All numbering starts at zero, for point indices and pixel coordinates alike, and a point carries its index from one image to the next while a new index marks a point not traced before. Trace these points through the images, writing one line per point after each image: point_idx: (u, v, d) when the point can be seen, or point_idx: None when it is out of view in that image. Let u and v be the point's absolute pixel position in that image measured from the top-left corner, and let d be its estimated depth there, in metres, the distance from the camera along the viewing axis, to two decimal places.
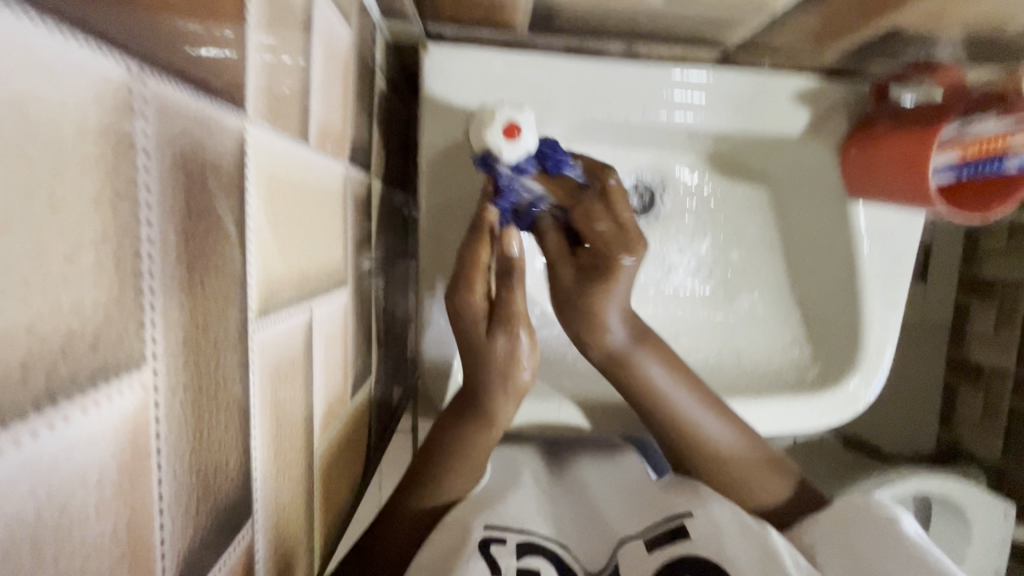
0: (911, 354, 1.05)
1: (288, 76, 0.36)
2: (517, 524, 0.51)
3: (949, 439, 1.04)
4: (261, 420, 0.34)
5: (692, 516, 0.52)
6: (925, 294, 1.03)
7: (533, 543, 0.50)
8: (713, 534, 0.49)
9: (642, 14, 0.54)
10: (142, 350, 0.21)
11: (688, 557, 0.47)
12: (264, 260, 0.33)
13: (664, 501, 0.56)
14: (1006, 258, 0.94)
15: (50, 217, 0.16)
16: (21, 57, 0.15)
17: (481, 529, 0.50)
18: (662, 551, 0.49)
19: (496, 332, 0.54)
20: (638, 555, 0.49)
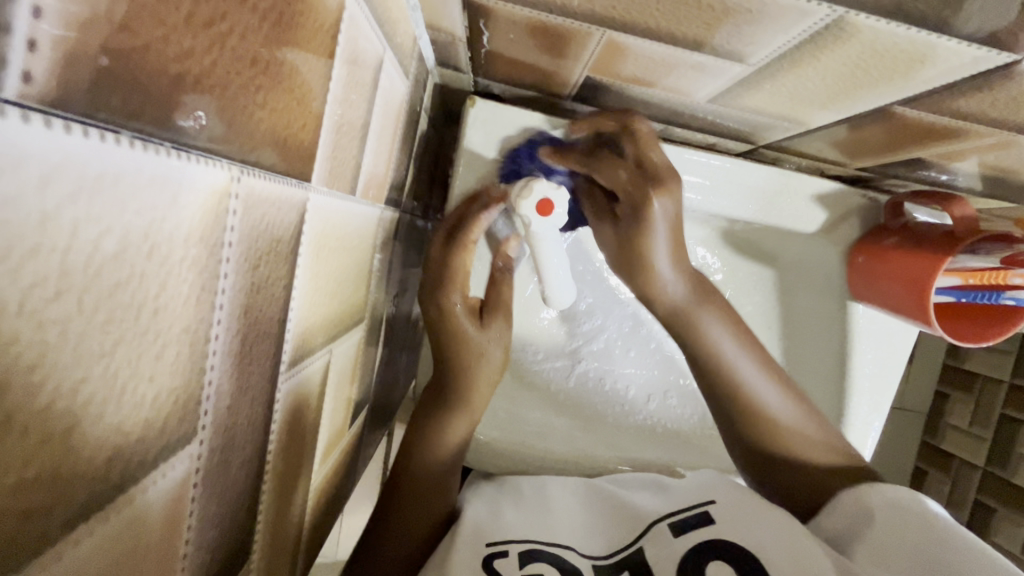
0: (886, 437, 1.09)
1: (349, 138, 0.38)
2: (518, 534, 0.50)
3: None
4: (273, 462, 0.35)
5: (712, 505, 0.52)
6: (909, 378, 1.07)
7: (538, 549, 0.49)
8: (739, 518, 0.50)
9: (684, 106, 0.56)
10: (197, 423, 0.23)
11: (714, 540, 0.48)
12: (302, 313, 0.35)
13: (688, 492, 0.56)
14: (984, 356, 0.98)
15: (150, 326, 0.18)
16: (154, 190, 0.17)
17: (484, 547, 0.49)
18: (688, 534, 0.49)
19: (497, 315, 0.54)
20: (664, 539, 0.49)
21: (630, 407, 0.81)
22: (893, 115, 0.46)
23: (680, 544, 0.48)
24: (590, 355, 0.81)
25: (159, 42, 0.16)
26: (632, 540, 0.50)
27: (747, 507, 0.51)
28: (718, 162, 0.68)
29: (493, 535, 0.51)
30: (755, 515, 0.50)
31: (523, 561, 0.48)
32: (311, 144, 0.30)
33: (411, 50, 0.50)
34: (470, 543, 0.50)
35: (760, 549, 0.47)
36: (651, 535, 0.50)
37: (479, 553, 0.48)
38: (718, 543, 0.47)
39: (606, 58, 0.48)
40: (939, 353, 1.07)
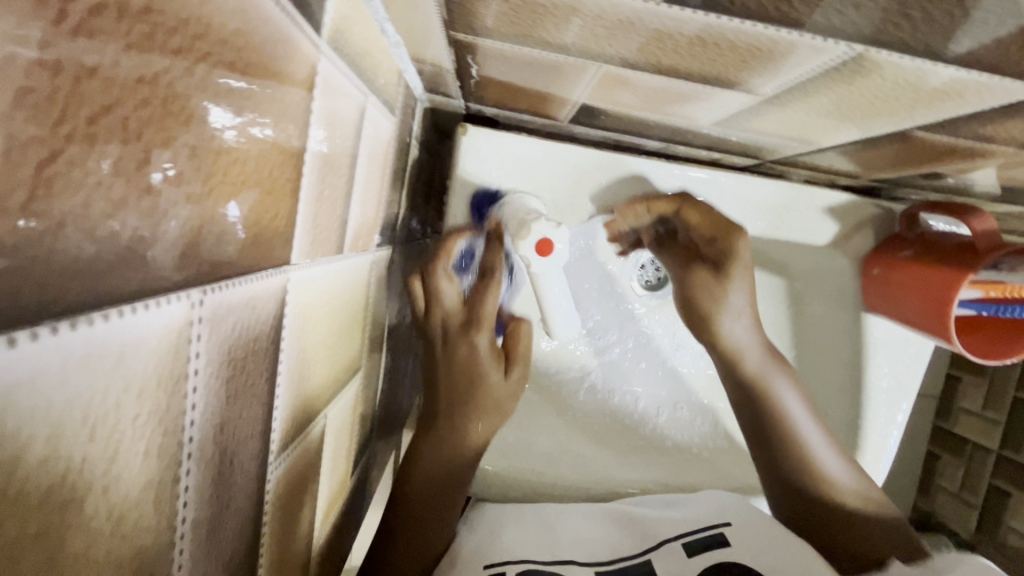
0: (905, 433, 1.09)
1: (331, 201, 0.35)
2: (516, 556, 0.51)
3: (927, 508, 1.07)
4: (268, 552, 0.33)
5: (727, 527, 0.52)
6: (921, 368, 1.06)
7: (539, 570, 0.49)
8: (756, 540, 0.50)
9: (686, 129, 0.53)
10: (169, 570, 0.21)
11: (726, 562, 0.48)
12: (290, 395, 0.33)
13: (701, 517, 0.56)
14: None
15: (102, 507, 0.16)
16: (94, 366, 0.15)
17: (485, 573, 0.49)
18: (703, 554, 0.49)
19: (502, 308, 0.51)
20: (678, 559, 0.49)
21: (641, 422, 0.78)
22: (911, 137, 0.44)
23: (694, 563, 0.48)
24: (596, 372, 0.78)
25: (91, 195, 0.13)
26: (639, 553, 0.52)
27: (764, 528, 0.51)
28: (724, 179, 0.65)
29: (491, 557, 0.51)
30: (770, 538, 0.50)
31: None
32: (287, 226, 0.27)
33: (396, 86, 0.48)
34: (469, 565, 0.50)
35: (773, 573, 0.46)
36: (660, 553, 0.51)
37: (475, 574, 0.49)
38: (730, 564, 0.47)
39: (604, 87, 0.45)
40: None
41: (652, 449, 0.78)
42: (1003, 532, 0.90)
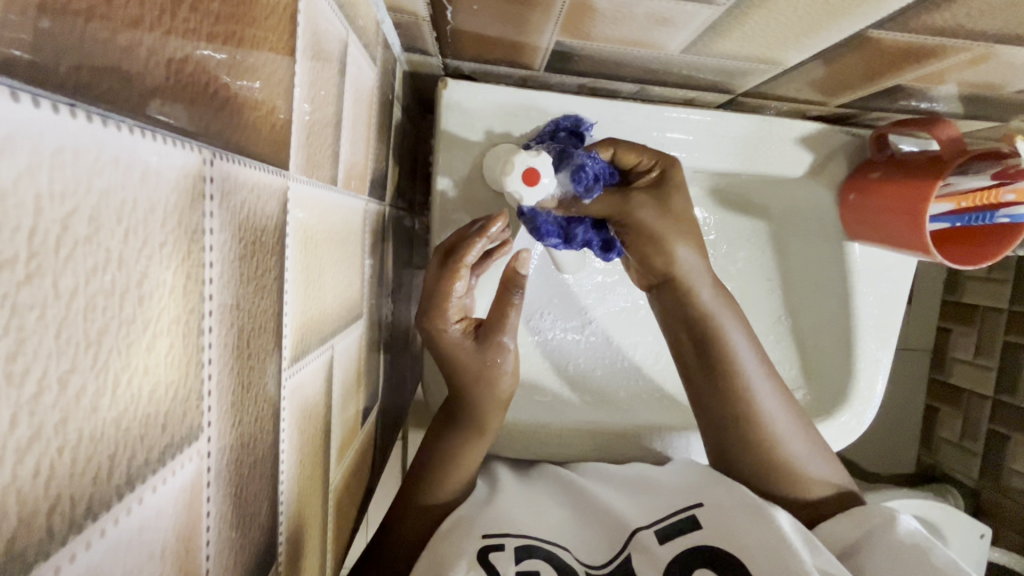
0: (896, 378, 1.13)
1: (323, 125, 0.37)
2: (513, 528, 0.52)
3: (929, 460, 1.13)
4: (289, 461, 0.34)
5: (699, 507, 0.54)
6: (909, 318, 1.11)
7: (532, 546, 0.51)
8: (725, 524, 0.52)
9: (657, 62, 0.56)
10: (200, 421, 0.22)
11: (698, 548, 0.51)
12: (298, 307, 0.34)
13: (672, 492, 0.58)
14: (983, 284, 1.02)
15: (137, 315, 0.17)
16: (121, 170, 0.16)
17: (480, 539, 0.50)
18: (674, 541, 0.51)
19: (485, 341, 0.54)
20: (651, 545, 0.51)
21: (639, 373, 0.78)
22: (869, 40, 0.46)
23: (665, 551, 0.50)
24: (596, 325, 0.78)
25: (95, 7, 0.15)
26: (614, 552, 0.52)
27: (732, 510, 0.53)
28: (700, 117, 0.67)
29: (489, 527, 0.52)
30: (740, 515, 0.52)
31: (518, 556, 0.49)
32: (282, 125, 0.29)
33: (375, 35, 0.49)
34: (468, 532, 0.51)
35: (748, 558, 0.49)
36: (636, 548, 0.52)
37: (473, 543, 0.50)
38: (704, 550, 0.50)
39: (574, 18, 0.47)
40: (938, 287, 1.10)
41: (656, 400, 0.76)
42: (1006, 476, 0.98)
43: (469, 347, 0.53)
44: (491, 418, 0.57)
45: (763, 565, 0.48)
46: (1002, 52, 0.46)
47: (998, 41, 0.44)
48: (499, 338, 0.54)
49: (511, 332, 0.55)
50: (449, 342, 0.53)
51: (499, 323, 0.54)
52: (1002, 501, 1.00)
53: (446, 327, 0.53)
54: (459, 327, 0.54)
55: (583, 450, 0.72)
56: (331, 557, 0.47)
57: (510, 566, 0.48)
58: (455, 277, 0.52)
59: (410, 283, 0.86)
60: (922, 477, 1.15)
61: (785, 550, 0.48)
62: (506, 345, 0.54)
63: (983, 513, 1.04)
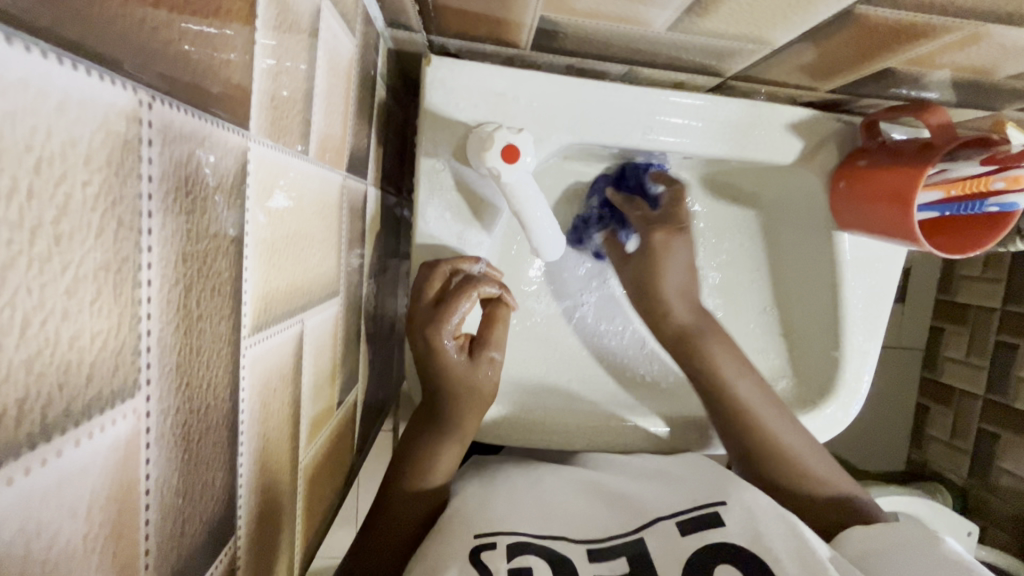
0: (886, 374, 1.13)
1: (291, 89, 0.36)
2: (506, 527, 0.54)
3: (919, 458, 1.14)
4: (250, 436, 0.33)
5: (722, 505, 0.57)
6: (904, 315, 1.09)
7: (525, 543, 0.52)
8: (748, 522, 0.54)
9: (645, 40, 0.54)
10: (137, 377, 0.21)
11: (719, 544, 0.52)
12: (260, 276, 0.33)
13: (697, 491, 0.60)
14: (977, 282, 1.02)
15: (53, 255, 0.16)
16: (32, 96, 0.15)
17: (472, 540, 0.52)
18: (696, 536, 0.53)
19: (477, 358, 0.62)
20: (672, 538, 0.54)
21: (632, 354, 0.82)
22: (859, 19, 0.45)
23: (687, 543, 0.53)
24: None
25: None
26: (630, 532, 0.55)
27: (757, 510, 0.55)
28: (689, 101, 0.66)
29: (481, 527, 0.54)
30: (765, 519, 0.54)
31: (512, 553, 0.51)
32: (239, 78, 0.28)
33: (354, 6, 0.48)
34: (460, 533, 0.53)
35: (771, 559, 0.51)
36: (655, 536, 0.54)
37: (464, 545, 0.52)
38: (724, 547, 0.52)
39: None
40: (932, 284, 1.10)
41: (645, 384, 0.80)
42: (994, 474, 1.00)
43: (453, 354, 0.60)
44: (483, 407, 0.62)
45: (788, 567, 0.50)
46: (994, 33, 0.45)
47: (989, 20, 0.43)
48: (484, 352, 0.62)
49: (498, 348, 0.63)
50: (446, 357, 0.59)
51: (439, 332, 0.59)
52: (990, 500, 1.02)
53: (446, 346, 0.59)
54: (456, 345, 0.60)
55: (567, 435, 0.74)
56: (302, 541, 0.47)
57: (502, 563, 0.50)
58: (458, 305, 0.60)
59: (397, 268, 0.85)
60: (912, 475, 1.15)
61: (809, 553, 0.51)
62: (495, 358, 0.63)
63: (970, 510, 1.05)
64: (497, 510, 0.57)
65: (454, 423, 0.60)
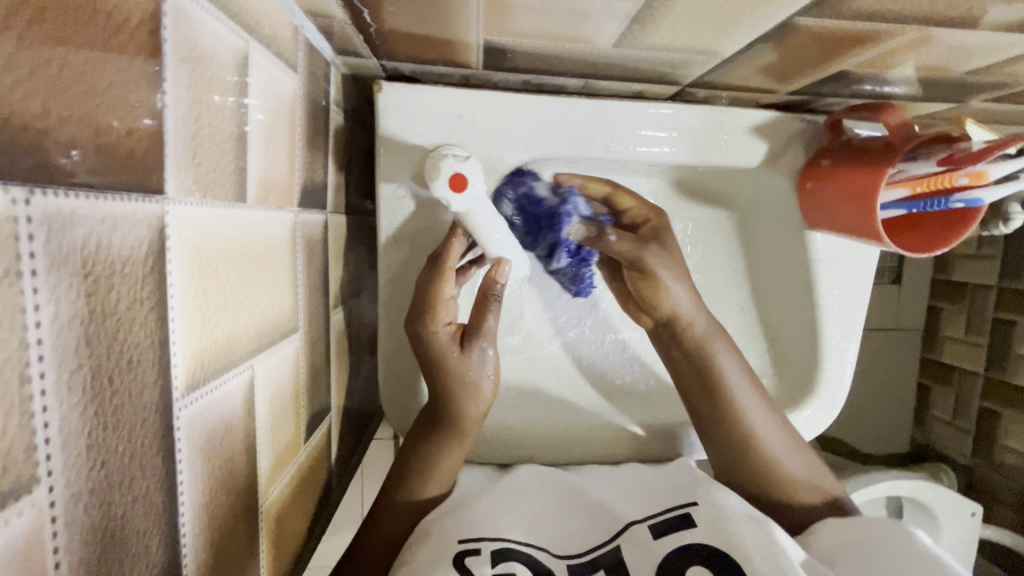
0: (883, 360, 1.12)
1: (217, 142, 0.35)
2: (489, 532, 0.53)
3: (922, 439, 1.13)
4: (191, 495, 0.33)
5: (694, 506, 0.56)
6: (899, 296, 1.09)
7: (507, 549, 0.52)
8: (717, 522, 0.54)
9: (592, 57, 0.54)
10: (35, 471, 0.21)
11: (692, 546, 0.52)
12: (194, 334, 0.33)
13: (669, 497, 0.60)
14: (974, 263, 1.02)
15: None
16: None
17: (456, 544, 0.51)
18: (669, 539, 0.53)
19: (470, 347, 0.59)
20: (644, 542, 0.54)
21: (626, 364, 0.79)
22: (797, 28, 0.45)
23: (659, 545, 0.53)
24: (571, 322, 0.78)
25: None
26: (606, 540, 0.55)
27: (729, 509, 0.55)
28: (648, 110, 0.65)
29: (466, 532, 0.53)
30: (737, 516, 0.54)
31: (494, 560, 0.50)
32: (148, 147, 0.28)
33: (294, 42, 0.48)
34: (445, 539, 0.52)
35: (742, 558, 0.50)
36: (630, 543, 0.54)
37: (450, 549, 0.51)
38: (697, 548, 0.52)
39: (493, 16, 0.46)
40: (928, 266, 1.09)
41: (642, 391, 0.78)
42: (999, 453, 0.98)
43: (444, 339, 0.59)
44: (469, 418, 0.60)
45: (760, 567, 0.49)
46: (937, 36, 0.45)
47: (929, 24, 0.43)
48: (477, 339, 0.59)
49: (489, 335, 0.59)
50: (435, 342, 0.59)
51: (425, 318, 0.59)
52: (994, 478, 1.00)
53: (434, 331, 0.59)
54: (446, 331, 0.59)
55: (549, 446, 0.74)
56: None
57: (485, 568, 0.49)
58: (443, 287, 0.60)
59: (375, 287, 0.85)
60: (914, 457, 1.15)
61: (785, 562, 0.49)
62: (487, 348, 0.59)
63: (974, 489, 1.04)
64: (479, 513, 0.56)
65: (446, 430, 0.60)
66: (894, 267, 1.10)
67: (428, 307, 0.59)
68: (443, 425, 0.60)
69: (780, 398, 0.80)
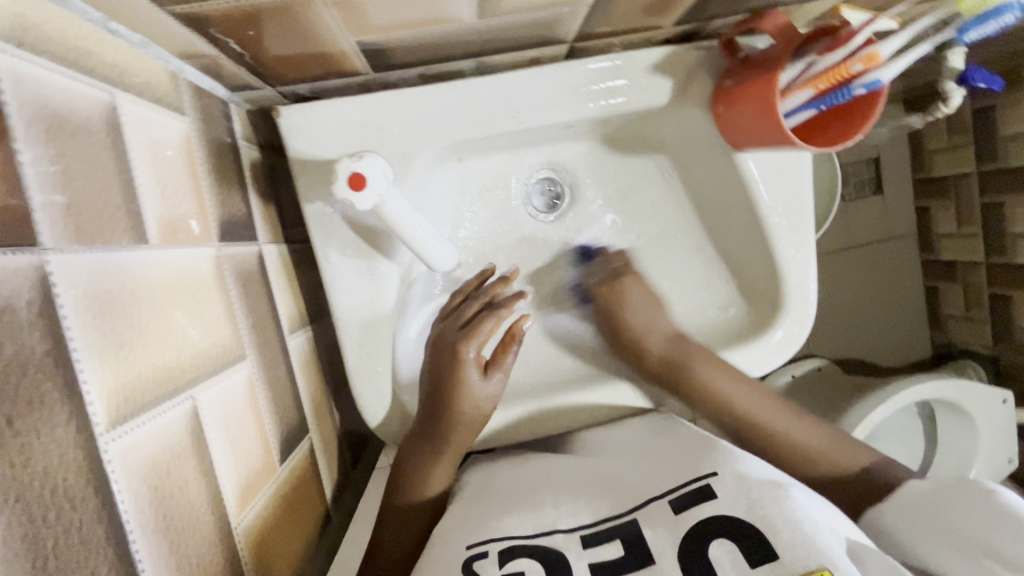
0: (876, 269, 1.15)
1: (100, 191, 0.37)
2: (500, 531, 0.55)
3: (943, 340, 1.14)
4: (143, 523, 0.35)
5: (714, 477, 0.56)
6: (884, 204, 1.12)
7: (518, 546, 0.53)
8: (741, 491, 0.54)
9: (464, 33, 0.55)
10: None
11: (714, 518, 0.52)
12: (109, 372, 0.34)
13: (686, 465, 0.60)
14: (948, 153, 1.02)
15: None
16: None
17: (464, 551, 0.54)
18: (690, 512, 0.53)
19: (489, 375, 0.66)
20: (668, 517, 0.54)
21: None
22: None
23: (683, 521, 0.52)
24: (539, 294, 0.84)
25: None
26: (624, 511, 0.56)
27: (752, 480, 0.55)
28: (545, 73, 0.66)
29: (473, 537, 0.55)
30: (755, 482, 0.54)
31: (502, 559, 0.52)
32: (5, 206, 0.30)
33: (174, 87, 0.50)
34: (453, 546, 0.54)
35: (767, 526, 0.50)
36: (648, 519, 0.54)
37: (458, 557, 0.53)
38: (719, 519, 0.52)
39: (349, 17, 0.47)
40: (906, 163, 1.11)
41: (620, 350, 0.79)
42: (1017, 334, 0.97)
43: (470, 361, 0.65)
44: (465, 432, 0.65)
45: (784, 533, 0.49)
46: None
47: None
48: (496, 369, 0.66)
49: (503, 368, 0.67)
50: (465, 363, 0.65)
51: (465, 338, 0.66)
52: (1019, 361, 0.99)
53: (468, 353, 0.65)
54: (476, 359, 0.65)
55: (538, 424, 0.74)
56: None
57: (494, 569, 0.51)
58: (487, 324, 0.67)
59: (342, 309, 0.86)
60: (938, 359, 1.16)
61: (816, 539, 0.48)
62: (501, 379, 0.66)
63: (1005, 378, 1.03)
64: (482, 519, 0.57)
65: (442, 440, 0.64)
66: (872, 177, 1.11)
67: (467, 332, 0.67)
68: (438, 436, 0.64)
69: (755, 324, 0.80)
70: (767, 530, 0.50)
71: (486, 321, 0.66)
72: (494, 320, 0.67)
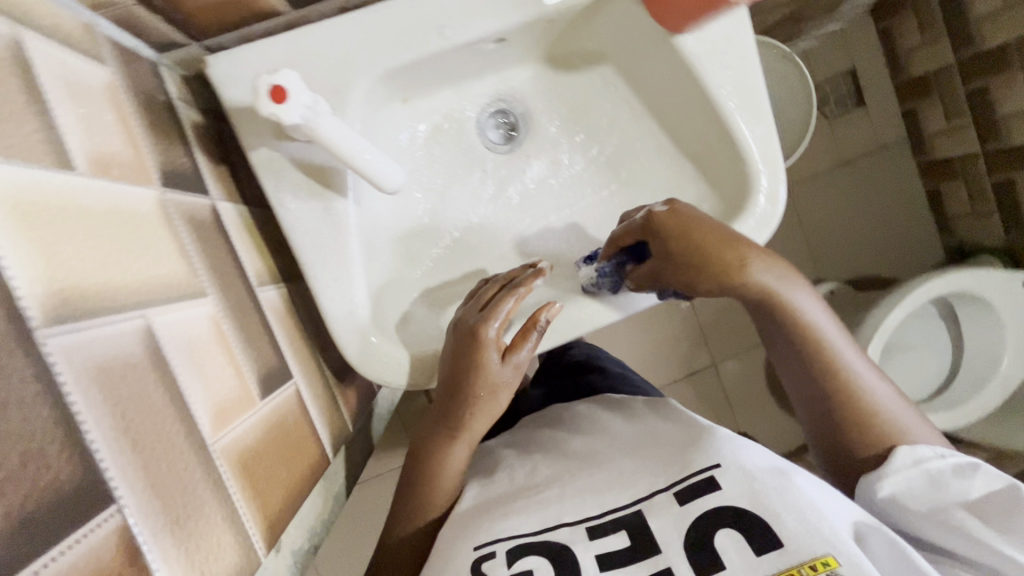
0: (873, 178, 1.25)
1: (11, 112, 0.38)
2: (506, 531, 0.53)
3: (955, 241, 1.25)
4: (95, 416, 0.36)
5: (717, 467, 0.52)
6: (869, 113, 1.24)
7: (525, 544, 0.51)
8: (745, 482, 0.50)
9: None
10: None
11: (720, 508, 0.49)
12: (37, 271, 0.35)
13: (685, 454, 0.55)
14: (923, 52, 1.13)
15: None
16: None
17: (472, 551, 0.52)
18: (695, 503, 0.50)
19: (506, 362, 0.63)
20: (671, 508, 0.51)
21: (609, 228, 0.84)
22: None
23: (687, 513, 0.50)
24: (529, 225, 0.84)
25: None
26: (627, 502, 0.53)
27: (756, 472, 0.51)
28: None
29: (479, 537, 0.53)
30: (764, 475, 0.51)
31: (510, 559, 0.50)
32: None
33: (89, 37, 0.51)
34: (463, 544, 0.53)
35: (771, 514, 0.48)
36: (653, 508, 0.51)
37: (466, 558, 0.52)
38: (728, 512, 0.49)
39: None
40: (882, 69, 1.23)
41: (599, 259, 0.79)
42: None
43: (489, 345, 0.62)
44: (472, 426, 0.64)
45: (789, 522, 0.47)
46: None
47: None
48: (516, 355, 0.63)
49: (526, 351, 0.64)
50: (481, 350, 0.61)
51: (482, 321, 0.62)
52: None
53: (485, 336, 0.61)
54: (495, 344, 0.62)
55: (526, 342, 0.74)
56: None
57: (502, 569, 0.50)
58: (506, 303, 0.63)
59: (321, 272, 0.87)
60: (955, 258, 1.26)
61: (822, 524, 0.47)
62: (521, 363, 0.63)
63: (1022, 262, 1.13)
64: (482, 517, 0.56)
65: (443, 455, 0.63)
66: (853, 89, 1.23)
67: (483, 312, 0.63)
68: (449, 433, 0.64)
69: (727, 209, 0.78)
70: (777, 522, 0.47)
71: (507, 301, 0.62)
72: (515, 298, 0.63)
